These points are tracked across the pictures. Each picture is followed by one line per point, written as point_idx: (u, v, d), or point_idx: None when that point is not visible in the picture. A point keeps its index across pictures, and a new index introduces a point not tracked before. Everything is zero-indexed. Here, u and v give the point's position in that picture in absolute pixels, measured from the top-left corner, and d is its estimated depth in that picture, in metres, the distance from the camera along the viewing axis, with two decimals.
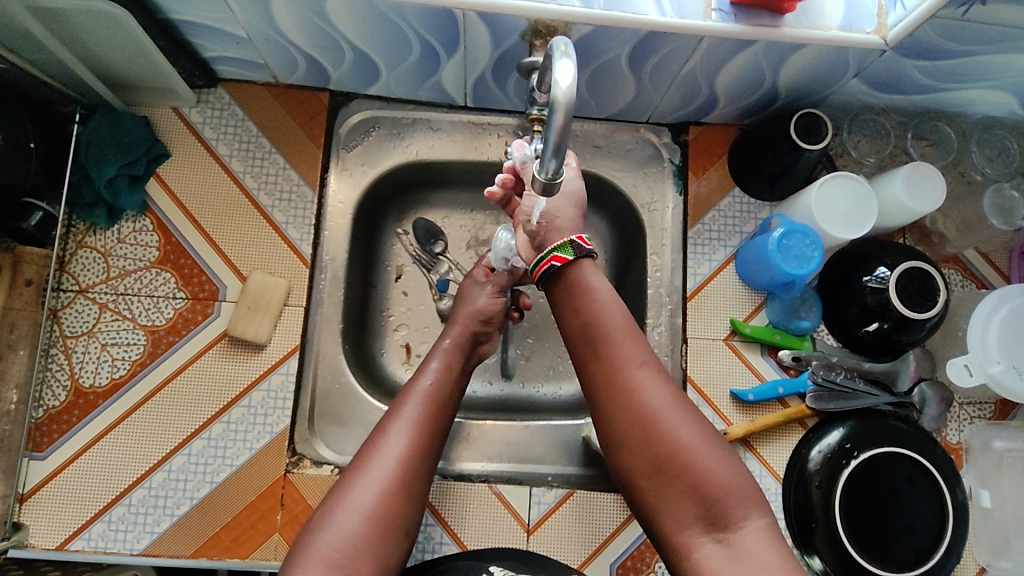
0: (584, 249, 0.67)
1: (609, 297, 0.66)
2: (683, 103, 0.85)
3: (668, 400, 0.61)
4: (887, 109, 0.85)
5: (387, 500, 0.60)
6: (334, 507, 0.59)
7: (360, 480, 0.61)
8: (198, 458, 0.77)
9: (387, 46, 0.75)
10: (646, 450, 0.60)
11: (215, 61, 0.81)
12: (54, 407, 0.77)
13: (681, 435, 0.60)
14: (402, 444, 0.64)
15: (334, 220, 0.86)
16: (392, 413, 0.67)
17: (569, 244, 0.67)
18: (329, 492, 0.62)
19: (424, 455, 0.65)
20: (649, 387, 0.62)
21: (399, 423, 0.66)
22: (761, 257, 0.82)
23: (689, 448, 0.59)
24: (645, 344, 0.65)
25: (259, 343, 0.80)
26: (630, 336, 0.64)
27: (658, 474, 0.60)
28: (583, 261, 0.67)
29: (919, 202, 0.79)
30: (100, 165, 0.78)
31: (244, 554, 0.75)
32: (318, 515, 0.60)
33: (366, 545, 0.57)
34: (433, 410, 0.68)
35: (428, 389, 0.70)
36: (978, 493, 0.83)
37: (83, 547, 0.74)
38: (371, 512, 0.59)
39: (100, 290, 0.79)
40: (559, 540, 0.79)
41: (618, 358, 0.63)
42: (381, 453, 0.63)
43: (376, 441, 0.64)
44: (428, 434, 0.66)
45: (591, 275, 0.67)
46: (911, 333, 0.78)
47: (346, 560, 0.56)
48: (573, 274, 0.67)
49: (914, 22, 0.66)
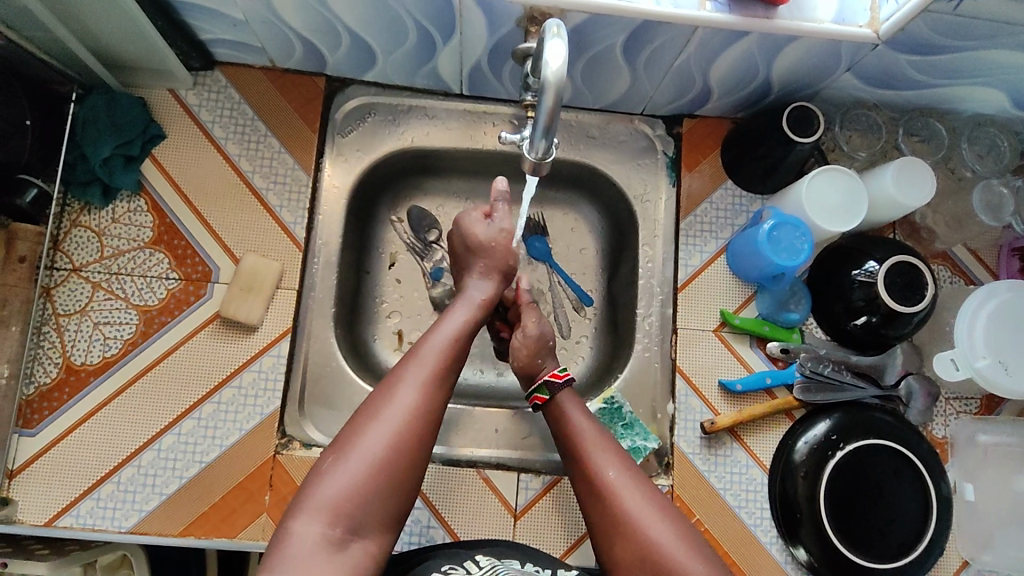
0: (557, 386, 0.75)
1: (587, 424, 0.72)
2: (676, 95, 0.86)
3: (648, 507, 0.63)
4: (879, 105, 0.86)
5: (399, 447, 0.59)
6: (344, 451, 0.58)
7: (374, 426, 0.59)
8: (188, 438, 0.77)
9: (384, 31, 0.76)
10: (629, 551, 0.61)
11: (212, 42, 0.81)
12: (45, 384, 0.77)
13: (657, 535, 0.61)
14: (418, 392, 0.62)
15: (328, 205, 0.86)
16: (411, 354, 0.66)
17: (543, 385, 0.76)
18: (338, 434, 0.60)
19: (440, 402, 0.64)
20: (629, 493, 0.64)
21: (416, 371, 0.64)
22: (752, 249, 0.83)
23: (669, 548, 0.60)
24: (627, 460, 0.68)
25: (251, 324, 0.80)
26: (611, 450, 0.69)
27: (641, 575, 0.60)
28: (564, 395, 0.75)
29: (909, 197, 0.79)
30: (96, 145, 0.78)
31: (232, 533, 0.76)
32: (331, 452, 0.59)
33: (374, 493, 0.57)
34: (453, 358, 0.67)
35: (450, 337, 0.68)
36: (962, 486, 0.83)
37: (72, 524, 0.74)
38: (382, 458, 0.58)
39: (94, 269, 0.80)
40: (546, 526, 0.79)
41: (596, 474, 0.67)
42: (397, 400, 0.61)
43: (390, 386, 0.62)
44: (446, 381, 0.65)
45: (568, 405, 0.74)
46: (898, 327, 0.79)
47: (352, 507, 0.56)
48: (553, 406, 0.75)
49: (905, 16, 0.66)
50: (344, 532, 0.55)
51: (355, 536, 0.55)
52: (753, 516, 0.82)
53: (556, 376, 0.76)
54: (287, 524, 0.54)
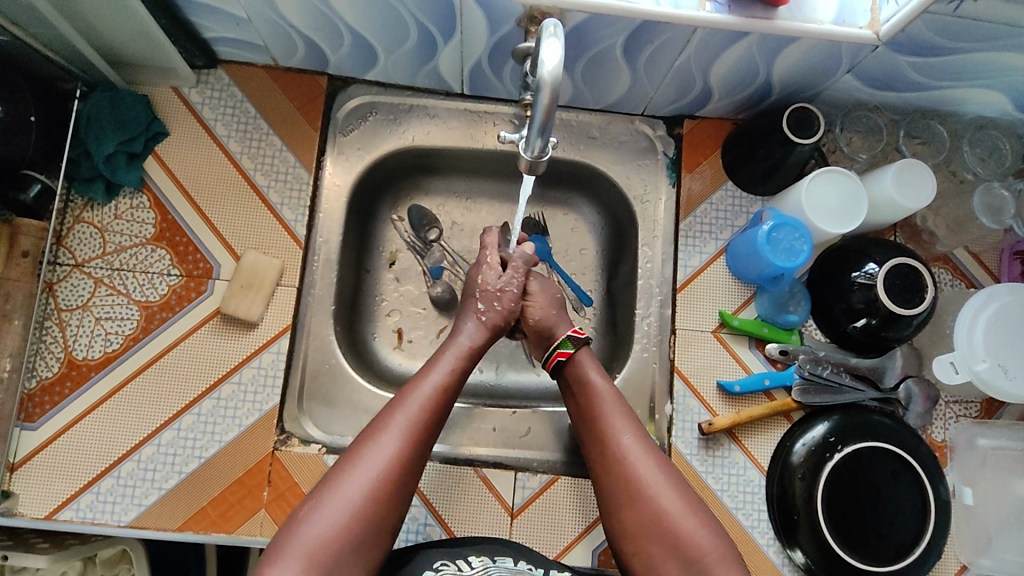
0: (580, 341, 0.76)
1: (605, 386, 0.73)
2: (677, 95, 0.86)
3: (660, 476, 0.65)
4: (880, 106, 0.85)
5: (375, 499, 0.60)
6: (323, 500, 0.59)
7: (353, 476, 0.60)
8: (187, 434, 0.78)
9: (385, 30, 0.76)
10: (637, 515, 0.64)
11: (215, 41, 0.82)
12: (47, 378, 0.78)
13: (665, 502, 0.63)
14: (399, 442, 0.63)
15: (329, 203, 0.87)
16: (393, 407, 0.66)
17: (567, 338, 0.76)
18: (319, 481, 0.61)
19: (417, 458, 0.64)
20: (641, 458, 0.66)
21: (398, 422, 0.64)
22: (751, 250, 0.83)
23: (676, 515, 0.62)
24: (640, 426, 0.70)
25: (251, 321, 0.80)
26: (623, 413, 0.70)
27: (646, 536, 0.63)
28: (581, 355, 0.76)
29: (909, 199, 0.79)
30: (99, 141, 0.79)
31: (230, 528, 0.76)
32: (307, 503, 0.60)
33: (349, 544, 0.58)
34: (435, 411, 0.67)
35: (433, 390, 0.68)
36: (961, 490, 0.83)
37: (72, 518, 0.75)
38: (358, 510, 0.59)
39: (96, 265, 0.80)
40: (543, 525, 0.79)
41: (611, 436, 0.68)
42: (377, 451, 0.62)
43: (373, 436, 0.63)
44: (425, 435, 0.65)
45: (585, 364, 0.75)
46: (898, 329, 0.79)
47: (327, 557, 0.56)
48: (571, 364, 0.75)
49: (905, 17, 0.66)
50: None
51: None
52: (750, 517, 0.82)
53: (577, 331, 0.78)
54: (265, 570, 0.55)
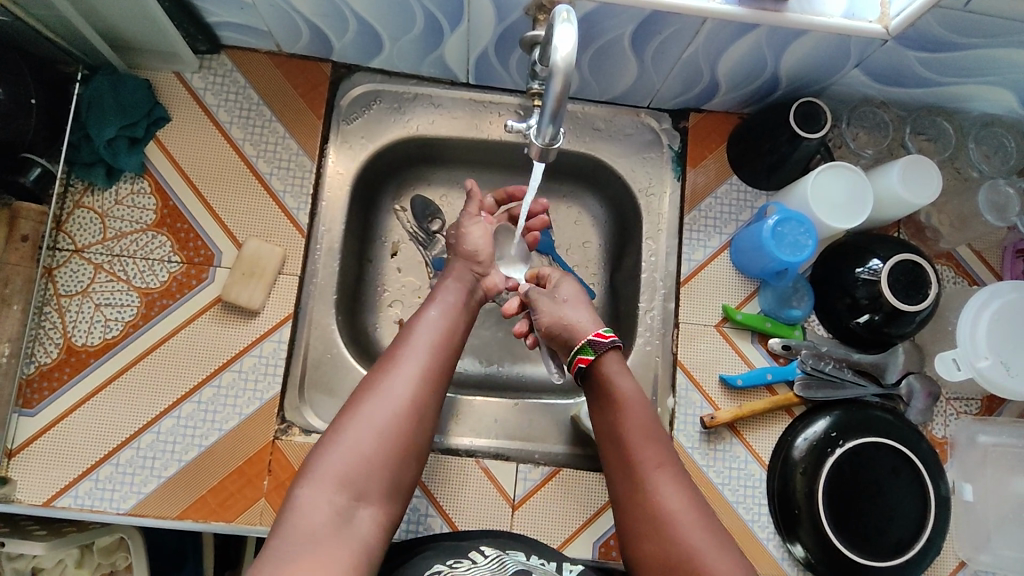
0: (602, 345, 0.74)
1: (635, 397, 0.70)
2: (684, 88, 0.86)
3: (682, 504, 0.62)
4: (887, 102, 0.85)
5: (402, 419, 0.60)
6: (349, 422, 0.59)
7: (375, 399, 0.61)
8: (187, 422, 0.77)
9: (392, 17, 0.75)
10: (661, 546, 0.61)
11: (219, 26, 0.81)
12: (45, 364, 0.77)
13: (690, 535, 0.60)
14: (417, 367, 0.64)
15: (332, 192, 0.86)
16: (405, 337, 0.68)
17: (589, 344, 0.74)
18: (341, 410, 0.61)
19: (437, 379, 0.65)
20: (665, 487, 0.63)
21: (412, 348, 0.66)
22: (755, 245, 0.82)
23: (700, 550, 0.59)
24: (667, 446, 0.67)
25: (252, 309, 0.80)
26: (649, 434, 0.68)
27: (665, 569, 0.60)
28: (607, 356, 0.74)
29: (914, 195, 0.79)
30: (100, 125, 0.78)
31: (230, 517, 0.75)
32: (331, 431, 0.60)
33: (378, 462, 0.58)
34: (446, 338, 0.69)
35: (441, 320, 0.70)
36: (961, 487, 0.83)
37: (70, 505, 0.74)
38: (386, 428, 0.59)
39: (96, 250, 0.80)
40: (544, 517, 0.79)
41: (636, 456, 0.66)
42: (396, 375, 0.63)
43: (390, 363, 0.64)
44: (442, 359, 0.67)
45: (615, 375, 0.72)
46: (900, 325, 0.79)
47: (358, 475, 0.57)
48: (599, 375, 0.73)
49: (917, 11, 0.66)
50: (351, 499, 0.56)
51: (362, 505, 0.57)
52: (750, 512, 0.82)
53: (602, 335, 0.75)
54: (296, 494, 0.55)
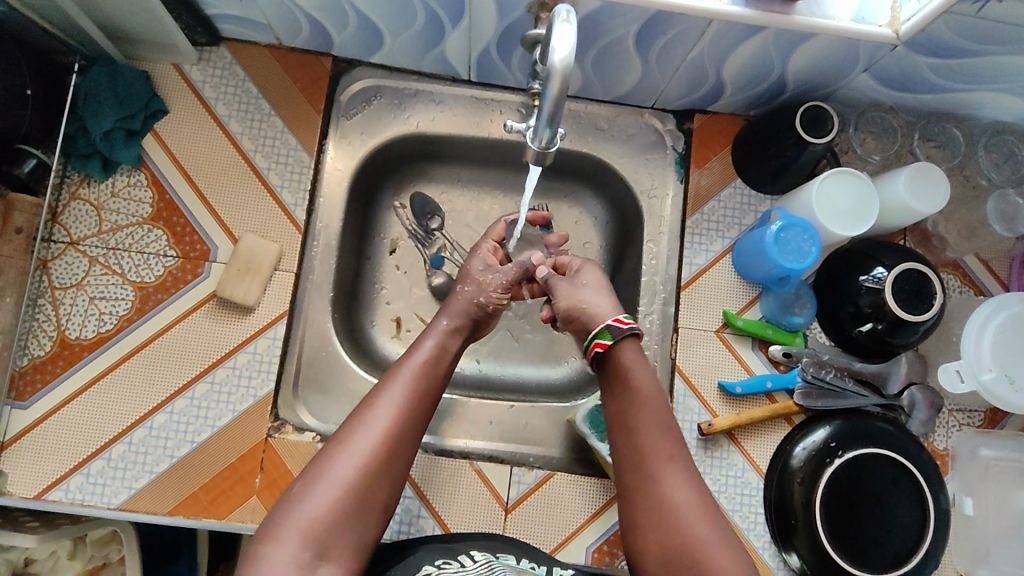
0: (621, 331, 0.70)
1: (652, 388, 0.68)
2: (688, 90, 0.84)
3: (693, 504, 0.62)
4: (896, 108, 0.84)
5: (368, 478, 0.59)
6: (316, 477, 0.58)
7: (345, 452, 0.59)
8: (180, 417, 0.77)
9: (391, 12, 0.74)
10: (667, 539, 0.61)
11: (218, 18, 0.80)
12: (39, 356, 0.76)
13: (697, 532, 0.60)
14: (390, 417, 0.62)
15: (330, 188, 0.85)
16: (382, 384, 0.65)
17: (606, 329, 0.71)
18: (311, 461, 0.60)
19: (409, 432, 0.63)
20: (676, 481, 0.63)
21: (387, 398, 0.63)
22: (759, 250, 0.81)
23: (706, 546, 0.60)
24: (680, 444, 0.66)
25: (247, 305, 0.79)
26: (659, 425, 0.66)
27: (672, 567, 0.60)
28: (624, 344, 0.70)
29: (921, 203, 0.78)
30: (97, 117, 0.78)
31: (221, 514, 0.75)
32: (299, 483, 0.58)
33: (342, 520, 0.57)
34: (423, 389, 0.66)
35: (421, 367, 0.67)
36: (961, 501, 0.82)
37: (61, 499, 0.74)
38: (350, 484, 0.58)
39: (92, 243, 0.79)
40: (537, 521, 0.78)
41: (649, 453, 0.65)
42: (366, 429, 0.61)
43: (365, 411, 0.62)
44: (415, 412, 0.64)
45: (632, 362, 0.70)
46: (904, 335, 0.78)
47: (322, 532, 0.55)
48: (617, 364, 0.70)
49: (927, 16, 0.65)
50: (313, 556, 0.54)
51: (323, 562, 0.55)
52: (747, 520, 0.81)
53: (620, 321, 0.71)
54: (259, 547, 0.54)
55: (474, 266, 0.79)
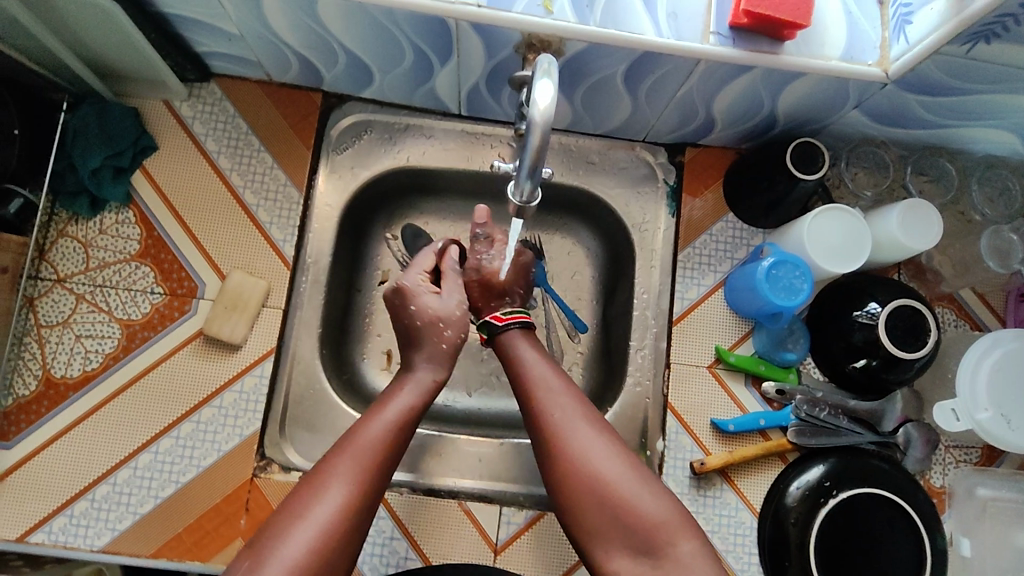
0: (500, 327, 0.74)
1: (536, 356, 0.71)
2: (679, 124, 0.84)
3: (600, 445, 0.63)
4: (887, 142, 0.84)
5: (318, 561, 0.54)
6: (263, 560, 0.53)
7: (298, 530, 0.55)
8: (165, 457, 0.76)
9: (380, 51, 0.74)
10: (579, 485, 0.61)
11: (208, 55, 0.80)
12: (23, 396, 0.76)
13: (608, 471, 0.61)
14: (346, 494, 0.58)
15: (319, 223, 0.85)
16: (335, 451, 0.61)
17: (484, 324, 0.76)
18: (253, 545, 0.55)
19: (365, 506, 0.59)
20: (579, 430, 0.64)
21: (342, 470, 0.59)
22: (750, 285, 0.80)
23: (620, 483, 0.61)
24: (577, 393, 0.68)
25: (234, 343, 0.78)
26: (558, 384, 0.68)
27: (589, 506, 0.61)
28: (510, 333, 0.73)
29: (914, 239, 0.77)
30: (85, 155, 0.78)
31: (205, 557, 0.74)
32: (243, 566, 0.54)
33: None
34: (382, 453, 0.62)
35: (381, 433, 0.63)
36: (958, 541, 0.80)
37: (44, 541, 0.73)
38: (300, 568, 0.53)
39: (79, 280, 0.79)
40: (527, 562, 0.77)
41: (544, 403, 0.66)
42: (323, 503, 0.57)
43: (316, 482, 0.58)
44: (371, 483, 0.60)
45: (519, 342, 0.72)
46: (899, 372, 0.77)
47: None
48: (506, 342, 0.73)
49: (916, 56, 0.64)
50: None
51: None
52: (741, 561, 0.80)
53: (499, 318, 0.75)
54: None
55: (424, 303, 0.75)
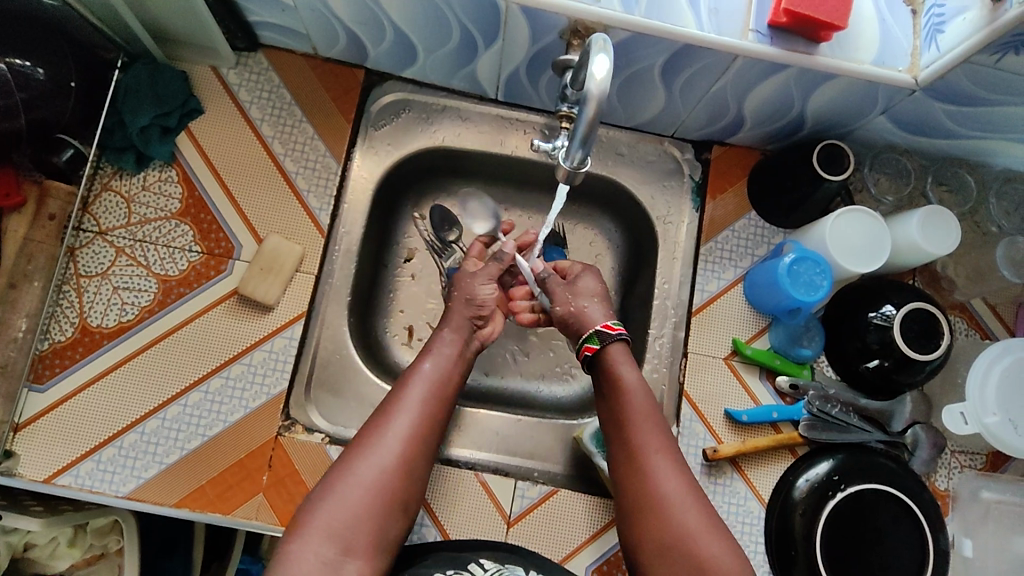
0: (609, 336, 0.75)
1: (637, 384, 0.72)
2: (709, 121, 0.86)
3: (679, 487, 0.65)
4: (909, 151, 0.86)
5: (389, 478, 0.64)
6: (338, 482, 0.62)
7: (366, 455, 0.64)
8: (193, 410, 0.78)
9: (428, 30, 0.77)
10: (657, 527, 0.64)
11: (259, 25, 0.83)
12: (59, 341, 0.78)
13: (687, 521, 0.63)
14: (408, 424, 0.67)
15: (355, 194, 0.87)
16: (397, 394, 0.70)
17: (594, 334, 0.76)
18: (334, 465, 0.65)
19: (426, 438, 0.68)
20: (666, 473, 0.66)
21: (405, 404, 0.69)
22: (770, 281, 0.83)
23: (696, 533, 0.62)
24: (667, 434, 0.70)
25: (267, 304, 0.81)
26: (653, 422, 0.70)
27: (661, 550, 0.63)
28: (613, 348, 0.75)
29: (932, 245, 0.80)
30: (135, 113, 0.80)
31: (226, 510, 0.76)
32: (320, 487, 0.63)
33: (370, 516, 0.62)
34: (438, 395, 0.71)
35: (432, 377, 0.72)
36: (960, 541, 0.82)
37: (70, 483, 0.75)
38: (373, 486, 0.63)
39: (120, 234, 0.81)
40: (539, 535, 0.79)
41: (641, 438, 0.69)
42: (386, 434, 0.66)
43: (384, 417, 0.68)
44: (429, 420, 0.69)
45: (622, 364, 0.74)
46: (910, 373, 0.79)
47: (348, 529, 0.60)
48: (608, 365, 0.74)
49: (946, 64, 0.67)
50: (340, 552, 0.59)
51: (349, 558, 0.59)
52: (747, 549, 0.81)
53: (609, 326, 0.76)
54: (288, 544, 0.58)
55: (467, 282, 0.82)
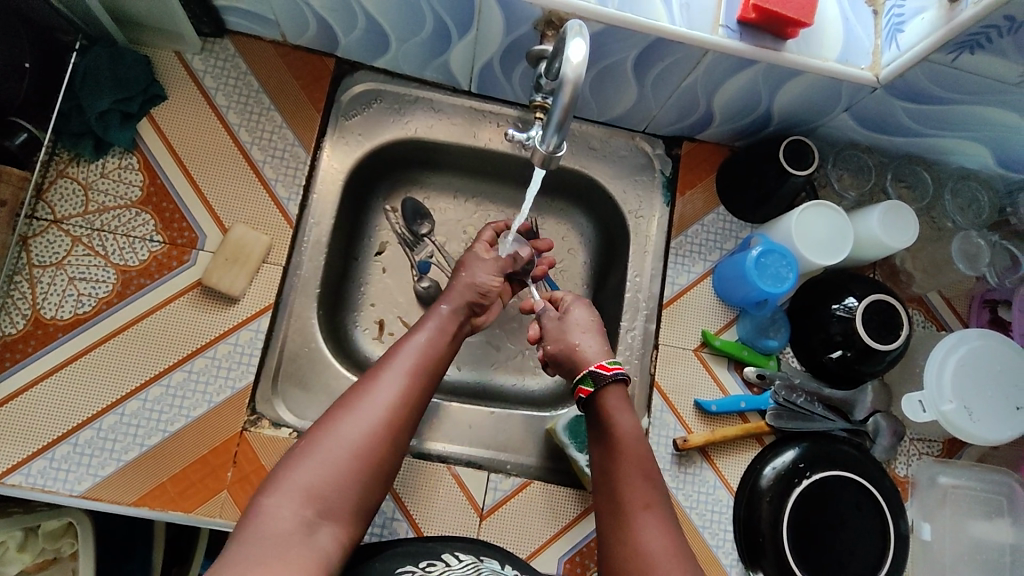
0: (603, 377, 0.73)
1: (632, 433, 0.69)
2: (679, 117, 0.88)
3: (665, 545, 0.60)
4: (870, 148, 0.89)
5: (373, 440, 0.62)
6: (321, 442, 0.61)
7: (351, 417, 0.63)
8: (153, 405, 0.75)
9: (400, 18, 0.76)
10: None
11: (225, 10, 0.81)
12: (9, 335, 0.74)
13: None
14: (396, 389, 0.66)
15: (325, 185, 0.86)
16: (386, 360, 0.69)
17: (589, 376, 0.73)
18: (320, 422, 0.64)
19: (414, 405, 0.67)
20: (647, 529, 0.62)
21: (394, 370, 0.68)
22: (738, 274, 0.84)
23: None
24: (658, 487, 0.66)
25: (233, 295, 0.79)
26: (642, 471, 0.67)
27: None
28: (609, 389, 0.72)
29: (891, 238, 0.82)
30: (93, 97, 0.77)
31: (189, 507, 0.73)
32: (302, 446, 0.61)
33: (349, 481, 0.60)
34: (428, 365, 0.70)
35: (424, 347, 0.72)
36: (920, 526, 0.84)
37: (21, 483, 0.71)
38: (357, 448, 0.61)
39: (76, 223, 0.78)
40: (510, 528, 0.78)
41: (626, 491, 0.65)
42: (373, 398, 0.65)
43: (371, 380, 0.67)
44: (417, 388, 0.68)
45: (614, 409, 0.72)
46: (872, 363, 0.81)
47: (326, 491, 0.59)
48: (600, 408, 0.72)
49: (906, 62, 0.69)
50: (315, 515, 0.57)
51: (324, 522, 0.58)
52: (716, 538, 0.82)
53: (605, 367, 0.73)
54: (262, 501, 0.57)
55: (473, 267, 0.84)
